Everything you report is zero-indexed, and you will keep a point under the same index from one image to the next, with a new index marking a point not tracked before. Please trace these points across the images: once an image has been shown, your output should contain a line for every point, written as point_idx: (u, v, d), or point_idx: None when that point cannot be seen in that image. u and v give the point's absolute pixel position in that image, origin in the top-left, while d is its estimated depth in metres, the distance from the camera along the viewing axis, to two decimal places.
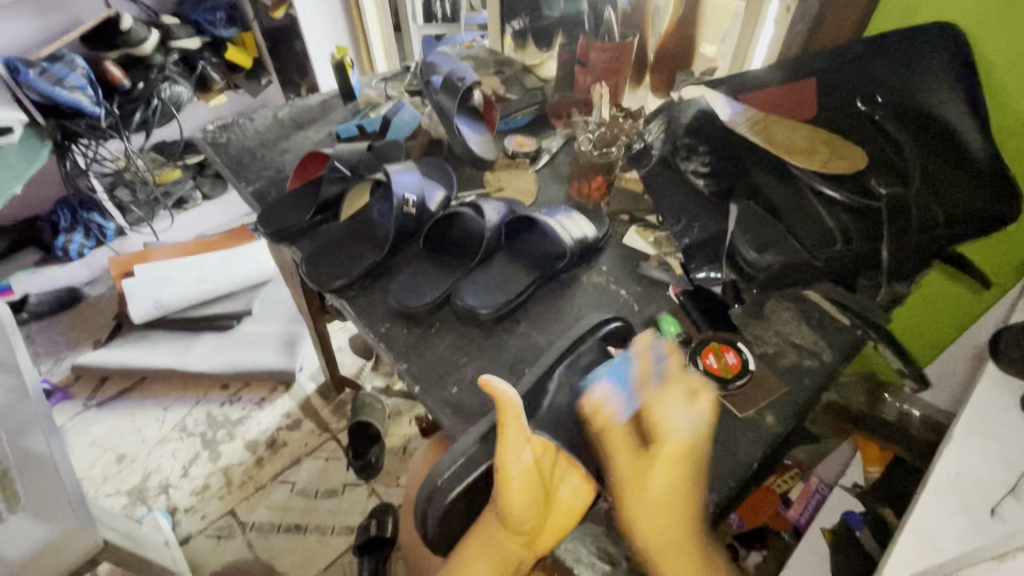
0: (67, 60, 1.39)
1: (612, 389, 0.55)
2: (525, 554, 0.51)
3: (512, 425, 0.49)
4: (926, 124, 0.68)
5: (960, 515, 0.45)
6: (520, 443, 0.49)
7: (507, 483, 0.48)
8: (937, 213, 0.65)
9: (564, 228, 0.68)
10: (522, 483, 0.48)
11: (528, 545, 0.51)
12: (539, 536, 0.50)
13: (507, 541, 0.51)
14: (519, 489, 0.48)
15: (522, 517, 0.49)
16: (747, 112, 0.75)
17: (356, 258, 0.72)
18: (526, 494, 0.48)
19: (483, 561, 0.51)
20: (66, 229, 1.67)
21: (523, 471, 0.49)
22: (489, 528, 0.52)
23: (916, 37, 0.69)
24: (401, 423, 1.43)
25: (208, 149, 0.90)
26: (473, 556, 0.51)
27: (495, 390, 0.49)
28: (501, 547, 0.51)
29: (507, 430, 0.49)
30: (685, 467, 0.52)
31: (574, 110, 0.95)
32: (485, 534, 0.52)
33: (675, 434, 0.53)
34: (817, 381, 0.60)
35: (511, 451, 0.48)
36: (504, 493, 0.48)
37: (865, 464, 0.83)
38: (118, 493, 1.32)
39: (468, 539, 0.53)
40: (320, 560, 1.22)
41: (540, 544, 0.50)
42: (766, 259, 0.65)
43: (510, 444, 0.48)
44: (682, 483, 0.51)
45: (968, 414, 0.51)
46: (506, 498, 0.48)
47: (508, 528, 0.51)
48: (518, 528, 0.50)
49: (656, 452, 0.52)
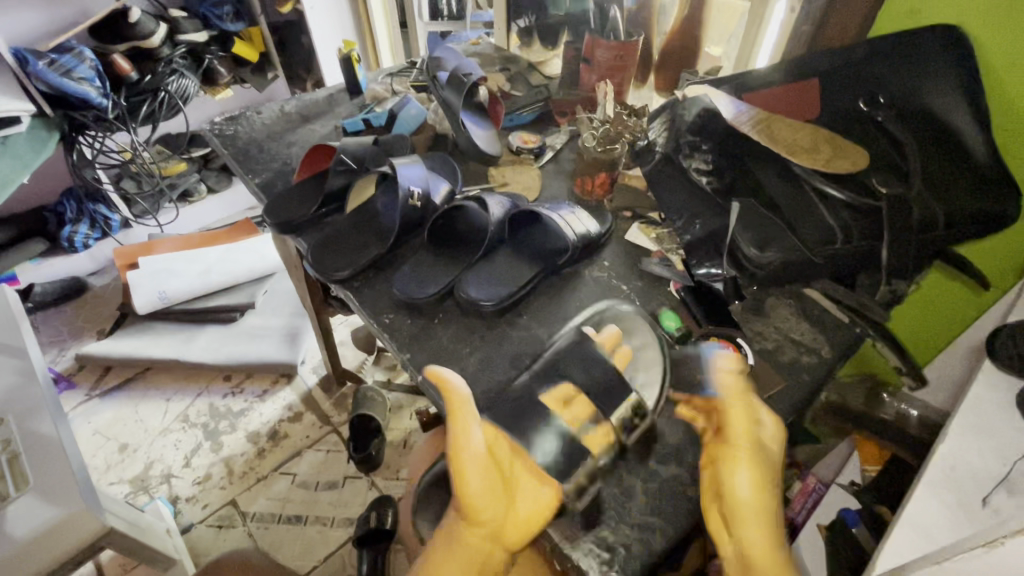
0: (76, 52, 1.39)
1: None
2: (495, 548, 0.49)
3: (464, 413, 0.51)
4: (928, 124, 0.70)
5: (954, 508, 0.45)
6: (473, 427, 0.51)
7: (460, 473, 0.49)
8: (936, 213, 0.65)
9: (568, 225, 0.69)
10: (475, 473, 0.48)
11: (496, 538, 0.49)
12: (507, 526, 0.49)
13: (473, 534, 0.49)
14: (472, 479, 0.48)
15: (480, 505, 0.48)
16: (751, 111, 0.75)
17: (363, 249, 0.73)
18: (482, 481, 0.48)
19: (455, 558, 0.48)
20: (73, 220, 1.69)
21: (475, 459, 0.49)
22: (456, 524, 0.50)
23: (919, 39, 0.70)
24: (402, 417, 1.44)
25: (215, 141, 0.91)
26: (442, 554, 0.48)
27: (442, 379, 0.54)
28: (467, 541, 0.48)
29: (455, 417, 0.51)
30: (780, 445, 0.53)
31: (578, 107, 0.97)
32: (452, 528, 0.49)
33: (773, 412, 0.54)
34: (816, 376, 0.60)
35: (461, 440, 0.50)
36: (460, 485, 0.48)
37: (862, 463, 0.85)
38: (120, 482, 1.33)
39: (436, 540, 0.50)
40: (319, 551, 1.23)
41: (508, 537, 0.48)
42: (767, 256, 0.66)
43: (461, 432, 0.50)
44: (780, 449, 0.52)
45: (963, 411, 0.52)
46: (461, 486, 0.48)
47: (470, 520, 0.49)
48: (480, 517, 0.48)
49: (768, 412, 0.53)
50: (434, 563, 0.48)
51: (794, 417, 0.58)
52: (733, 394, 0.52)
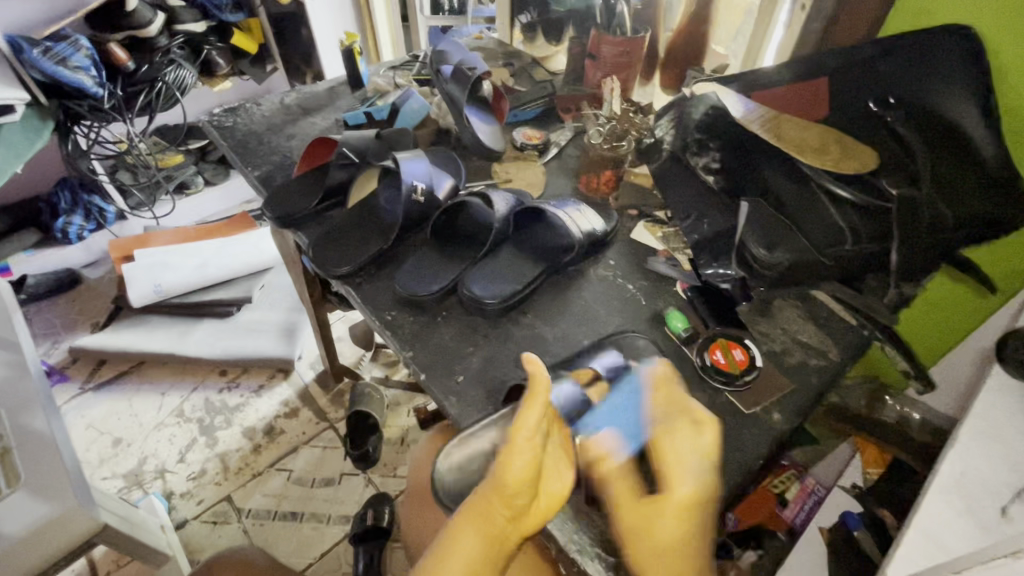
0: (71, 40, 1.37)
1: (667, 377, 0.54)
2: (510, 532, 0.45)
3: (543, 402, 0.46)
4: (938, 125, 0.66)
5: (965, 516, 0.45)
6: (538, 415, 0.46)
7: (509, 454, 0.44)
8: (945, 215, 0.63)
9: (572, 221, 0.68)
10: (526, 461, 0.44)
11: (516, 523, 0.45)
12: (530, 514, 0.45)
13: (497, 513, 0.44)
14: (521, 466, 0.44)
15: (518, 488, 0.44)
16: (759, 110, 0.73)
17: (363, 245, 0.72)
18: (530, 469, 0.44)
19: (470, 530, 0.44)
20: (66, 211, 1.66)
21: (531, 450, 0.44)
22: (479, 498, 0.45)
23: (927, 41, 0.68)
24: (400, 414, 1.43)
25: (214, 133, 0.89)
26: (461, 525, 0.44)
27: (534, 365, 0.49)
28: (488, 516, 0.44)
29: (532, 400, 0.46)
30: (703, 500, 0.45)
31: (583, 103, 0.95)
32: (476, 496, 0.45)
33: (691, 465, 0.46)
34: (824, 379, 0.60)
35: (525, 425, 0.45)
36: (503, 466, 0.44)
37: (864, 466, 0.85)
38: (114, 477, 1.31)
39: (457, 516, 0.45)
40: (315, 548, 1.22)
41: (527, 524, 0.45)
42: (775, 257, 0.64)
43: (530, 419, 0.45)
44: (700, 508, 0.45)
45: (975, 416, 0.51)
46: (506, 465, 0.44)
47: (501, 498, 0.44)
48: (511, 501, 0.44)
49: (670, 473, 0.45)
50: (454, 536, 0.44)
51: (802, 420, 0.57)
52: (613, 477, 0.47)
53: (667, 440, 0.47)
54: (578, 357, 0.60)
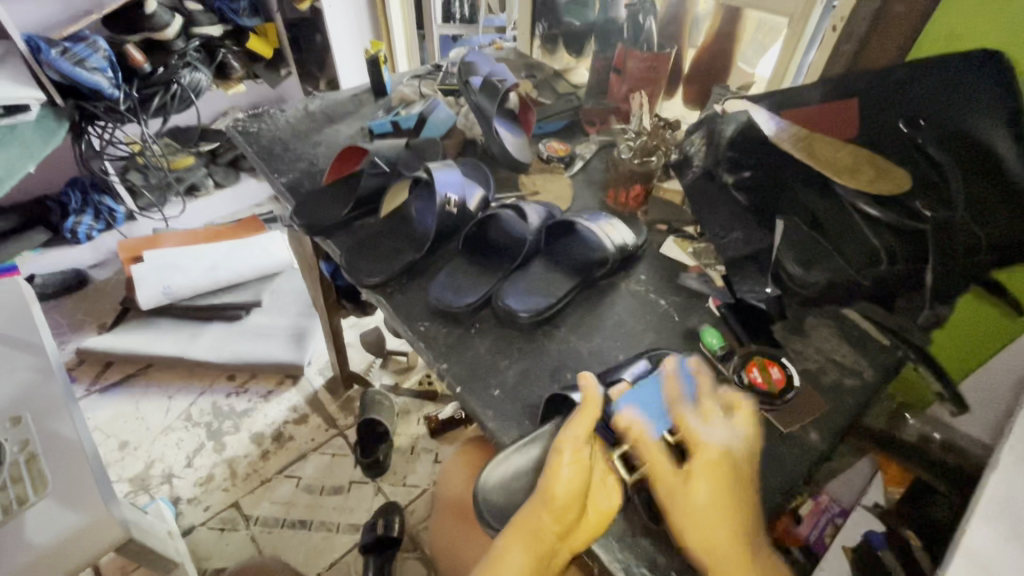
0: (89, 41, 1.37)
1: (679, 370, 0.56)
2: (558, 547, 0.45)
3: (592, 418, 0.48)
4: (972, 148, 0.63)
5: (1013, 542, 0.44)
6: (578, 431, 0.47)
7: (556, 468, 0.45)
8: (979, 238, 0.62)
9: (605, 235, 0.68)
10: (573, 474, 0.45)
11: (564, 537, 0.45)
12: (578, 528, 0.45)
13: (547, 528, 0.44)
14: (568, 481, 0.45)
15: (567, 501, 0.44)
16: (789, 128, 0.74)
17: (396, 255, 0.72)
18: (576, 482, 0.45)
19: (520, 545, 0.44)
20: (76, 211, 1.66)
21: (577, 464, 0.46)
22: (527, 513, 0.45)
23: (958, 63, 0.66)
24: (410, 422, 1.42)
25: (239, 138, 0.89)
26: (509, 542, 0.44)
27: (589, 381, 0.51)
28: (538, 530, 0.44)
29: (585, 415, 0.48)
30: (733, 461, 0.48)
31: (608, 118, 0.96)
32: (525, 512, 0.45)
33: (714, 433, 0.50)
34: (860, 400, 0.60)
35: (568, 438, 0.47)
36: (550, 478, 0.45)
37: (885, 484, 0.83)
38: (119, 481, 1.29)
39: (505, 532, 0.45)
40: (324, 557, 1.21)
41: (575, 537, 0.45)
42: (812, 276, 0.67)
43: (574, 430, 0.47)
44: (731, 468, 0.48)
45: (1015, 440, 0.51)
46: (553, 478, 0.45)
47: (550, 512, 0.44)
48: (562, 515, 0.44)
49: (697, 436, 0.49)
50: (501, 553, 0.44)
51: (837, 442, 0.57)
52: (646, 448, 0.48)
53: (690, 415, 0.51)
54: (612, 367, 0.60)
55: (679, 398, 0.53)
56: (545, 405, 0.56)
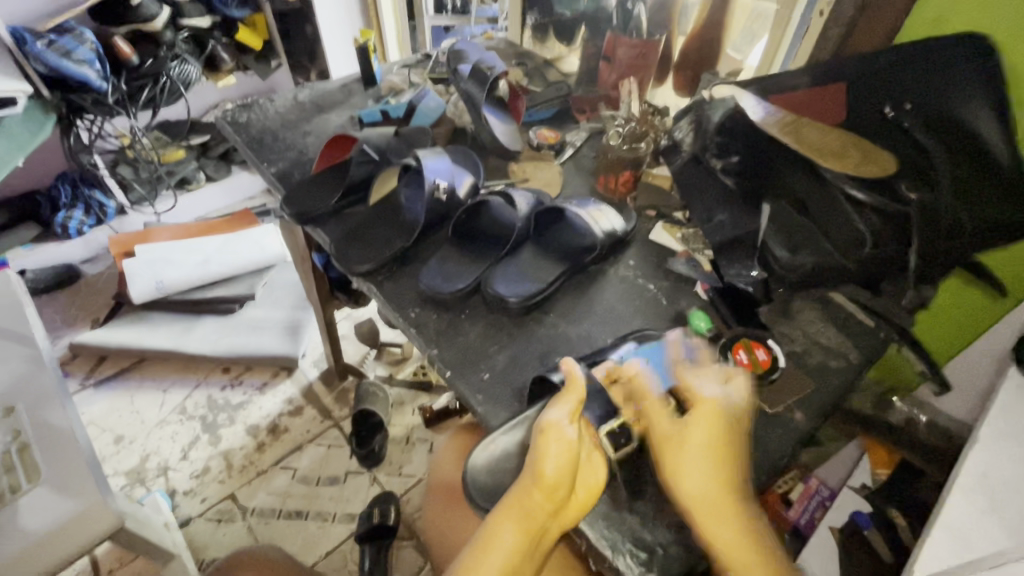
0: (76, 33, 1.36)
1: (684, 341, 0.59)
2: (549, 525, 0.45)
3: (577, 398, 0.49)
4: (955, 134, 0.66)
5: (990, 514, 0.45)
6: (567, 412, 0.48)
7: (543, 448, 0.46)
8: (965, 222, 0.64)
9: (594, 221, 0.69)
10: (561, 453, 0.45)
11: (554, 515, 0.45)
12: (567, 506, 0.46)
13: (538, 507, 0.45)
14: (555, 459, 0.45)
15: (556, 480, 0.44)
16: (778, 114, 0.73)
17: (386, 242, 0.72)
18: (564, 462, 0.45)
19: (511, 524, 0.44)
20: (67, 206, 1.65)
21: (565, 443, 0.46)
22: (517, 493, 0.46)
23: (942, 48, 0.68)
24: (405, 413, 1.43)
25: (228, 129, 0.89)
26: (499, 522, 0.45)
27: (571, 368, 0.52)
28: (528, 510, 0.45)
29: (566, 400, 0.49)
30: (729, 416, 0.50)
31: (599, 105, 0.96)
32: (516, 491, 0.45)
33: (713, 388, 0.52)
34: (844, 380, 0.61)
35: (555, 419, 0.47)
36: (539, 458, 0.45)
37: (872, 466, 0.84)
38: (115, 474, 1.30)
39: (494, 513, 0.46)
40: (321, 547, 1.22)
41: (566, 514, 0.46)
42: (798, 260, 0.65)
43: (561, 411, 0.48)
44: (727, 424, 0.49)
45: (993, 418, 0.52)
46: (541, 458, 0.45)
47: (540, 491, 0.45)
48: (553, 495, 0.45)
49: (697, 392, 0.51)
50: (492, 533, 0.44)
51: (822, 421, 0.58)
52: (647, 401, 0.52)
53: (692, 373, 0.54)
54: (599, 348, 0.61)
55: (681, 362, 0.56)
56: (530, 391, 0.57)
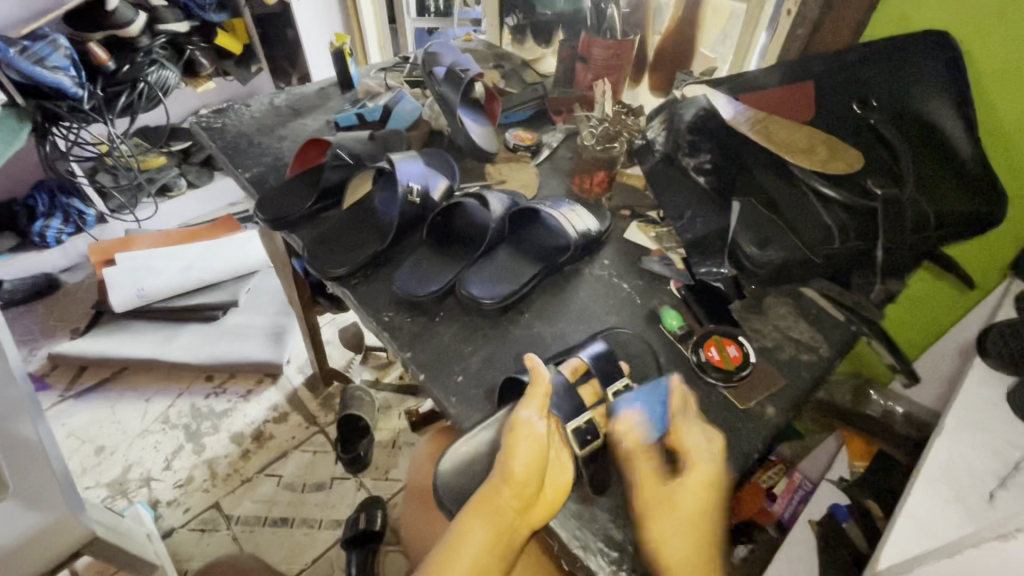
0: (50, 39, 1.33)
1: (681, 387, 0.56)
2: (518, 524, 0.45)
3: (543, 396, 0.50)
4: (918, 127, 0.69)
5: (953, 502, 0.46)
6: (537, 410, 0.49)
7: (513, 446, 0.46)
8: (928, 214, 0.64)
9: (568, 221, 0.69)
10: (530, 451, 0.46)
11: (524, 513, 0.45)
12: (537, 503, 0.46)
13: (507, 505, 0.45)
14: (525, 457, 0.45)
15: (525, 478, 0.45)
16: (748, 112, 0.74)
17: (361, 246, 0.72)
18: (534, 460, 0.45)
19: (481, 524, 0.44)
20: (44, 214, 1.61)
21: (534, 440, 0.47)
22: (486, 492, 0.46)
23: (908, 45, 0.69)
24: (391, 417, 1.42)
25: (202, 135, 0.88)
26: (469, 522, 0.45)
27: (534, 362, 0.52)
28: (497, 508, 0.45)
29: (533, 399, 0.50)
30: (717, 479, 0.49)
31: (574, 106, 0.96)
32: (486, 490, 0.46)
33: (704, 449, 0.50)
34: (814, 373, 0.62)
35: (525, 417, 0.48)
36: (508, 456, 0.46)
37: (851, 458, 0.83)
38: (97, 486, 1.28)
39: (464, 513, 0.46)
40: (307, 554, 1.21)
41: (535, 513, 0.46)
42: (768, 255, 0.66)
43: (530, 409, 0.49)
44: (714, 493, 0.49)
45: (956, 409, 0.53)
46: (511, 456, 0.46)
47: (510, 489, 0.45)
48: (522, 492, 0.45)
49: (690, 454, 0.50)
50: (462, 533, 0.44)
51: (792, 414, 0.59)
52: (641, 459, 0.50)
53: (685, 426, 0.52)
54: (572, 346, 0.61)
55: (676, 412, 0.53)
56: (499, 392, 0.57)
